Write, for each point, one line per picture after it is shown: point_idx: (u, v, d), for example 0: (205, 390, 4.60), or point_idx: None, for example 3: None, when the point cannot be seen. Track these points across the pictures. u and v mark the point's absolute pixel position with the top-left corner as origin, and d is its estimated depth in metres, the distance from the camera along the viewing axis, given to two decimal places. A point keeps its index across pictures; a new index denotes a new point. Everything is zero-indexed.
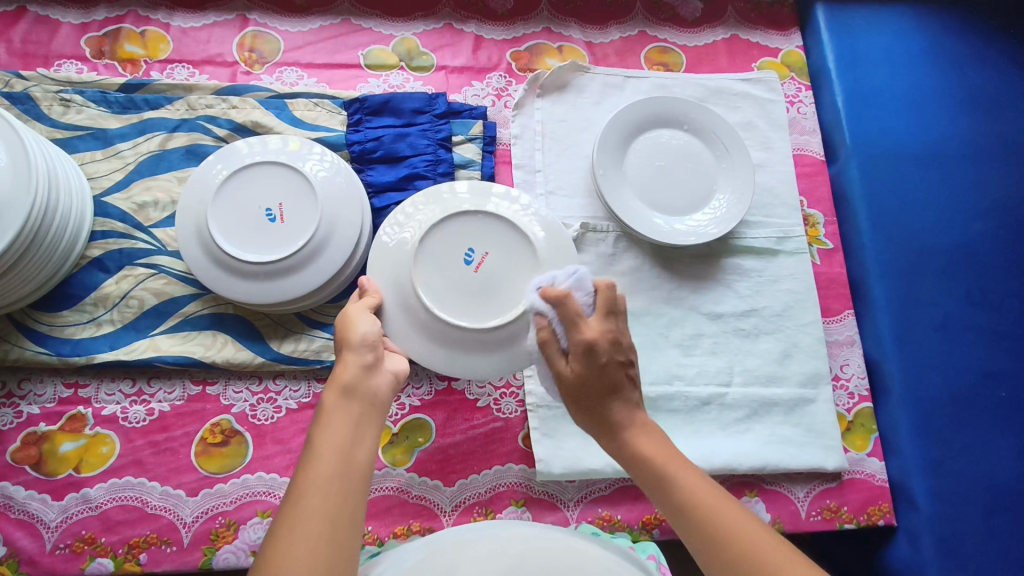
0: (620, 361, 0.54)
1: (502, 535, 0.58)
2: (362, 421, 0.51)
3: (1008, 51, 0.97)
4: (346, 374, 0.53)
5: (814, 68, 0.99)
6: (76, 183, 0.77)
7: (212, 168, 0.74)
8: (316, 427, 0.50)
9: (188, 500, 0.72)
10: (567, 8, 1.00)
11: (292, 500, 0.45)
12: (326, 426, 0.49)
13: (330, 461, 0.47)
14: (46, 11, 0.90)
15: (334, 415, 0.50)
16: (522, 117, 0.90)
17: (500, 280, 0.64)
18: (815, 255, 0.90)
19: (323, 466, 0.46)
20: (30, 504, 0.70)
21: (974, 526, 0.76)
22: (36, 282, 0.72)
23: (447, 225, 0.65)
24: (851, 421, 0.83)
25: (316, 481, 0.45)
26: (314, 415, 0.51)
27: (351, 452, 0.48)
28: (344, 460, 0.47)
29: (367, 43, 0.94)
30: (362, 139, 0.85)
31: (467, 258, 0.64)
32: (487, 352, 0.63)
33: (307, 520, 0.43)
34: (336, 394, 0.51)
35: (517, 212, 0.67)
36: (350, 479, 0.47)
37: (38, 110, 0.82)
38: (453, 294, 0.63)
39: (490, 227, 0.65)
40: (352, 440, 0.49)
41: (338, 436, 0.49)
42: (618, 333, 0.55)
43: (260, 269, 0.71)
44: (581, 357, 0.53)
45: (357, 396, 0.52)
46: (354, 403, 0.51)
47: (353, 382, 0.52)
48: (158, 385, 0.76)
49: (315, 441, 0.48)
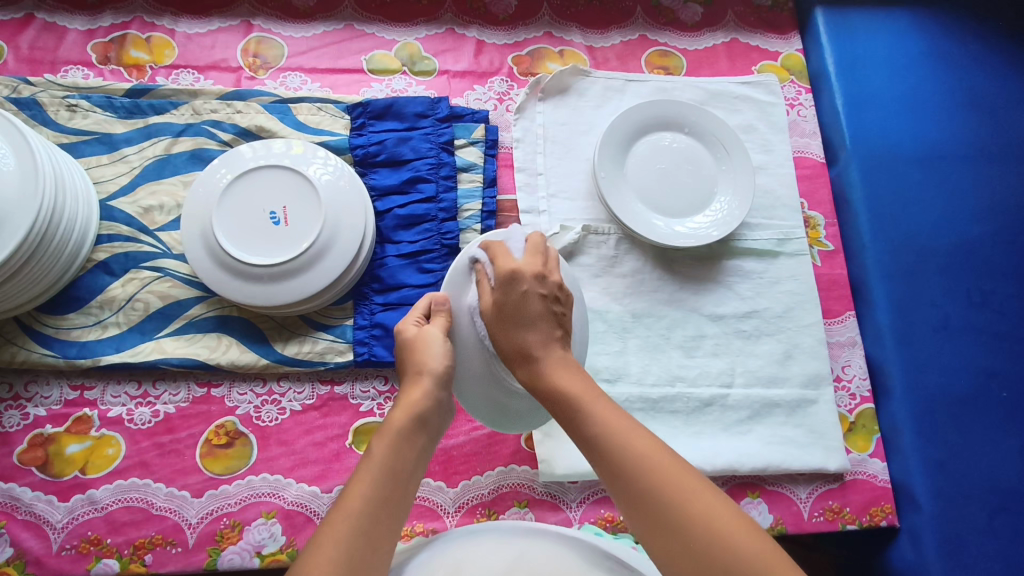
0: (541, 295, 0.57)
1: (496, 541, 0.58)
2: (418, 453, 0.53)
3: (1006, 53, 0.98)
4: (422, 401, 0.54)
5: (814, 71, 1.00)
6: (82, 188, 0.77)
7: (217, 173, 0.75)
8: (379, 442, 0.52)
9: (193, 501, 0.72)
10: (568, 13, 1.01)
11: (341, 508, 0.47)
12: (390, 446, 0.51)
13: (386, 483, 0.49)
14: (53, 17, 0.91)
15: (400, 438, 0.52)
16: (524, 120, 0.91)
17: None
18: (816, 256, 0.90)
19: (380, 486, 0.49)
20: (36, 505, 0.71)
21: (976, 526, 0.76)
22: (43, 285, 0.73)
23: None
24: (853, 421, 0.83)
25: (369, 499, 0.48)
26: (379, 429, 0.53)
27: (405, 480, 0.51)
28: (398, 486, 0.50)
29: (370, 48, 0.95)
30: (366, 143, 0.86)
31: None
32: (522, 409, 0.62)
33: (352, 531, 0.45)
34: (407, 418, 0.53)
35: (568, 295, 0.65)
36: (397, 506, 0.49)
37: (45, 116, 0.83)
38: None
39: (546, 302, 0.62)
40: (409, 469, 0.52)
41: (398, 460, 0.51)
42: (538, 268, 0.58)
43: (265, 272, 0.72)
44: (504, 284, 0.57)
45: (424, 427, 0.54)
46: (419, 434, 0.54)
47: (424, 412, 0.55)
48: (164, 387, 0.77)
49: (376, 457, 0.50)
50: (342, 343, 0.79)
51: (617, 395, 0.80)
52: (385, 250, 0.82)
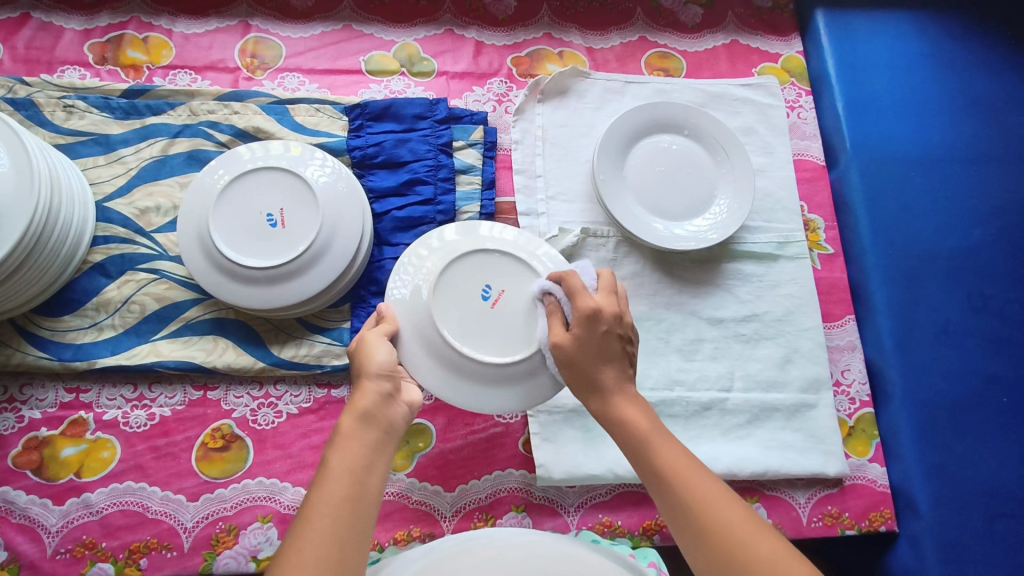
0: (618, 334, 0.56)
1: (512, 531, 0.59)
2: (377, 447, 0.51)
3: (1007, 55, 0.98)
4: (363, 400, 0.52)
5: (814, 73, 1.00)
6: (78, 188, 0.77)
7: (215, 173, 0.75)
8: (330, 449, 0.50)
9: (189, 505, 0.72)
10: (568, 14, 1.01)
11: (302, 521, 0.45)
12: (342, 450, 0.49)
13: (343, 485, 0.47)
14: (49, 17, 0.91)
15: (351, 440, 0.50)
16: (523, 122, 0.90)
17: (515, 321, 0.62)
18: (816, 260, 0.90)
19: (342, 490, 0.46)
20: (31, 509, 0.70)
21: (975, 531, 0.76)
22: (38, 287, 0.73)
23: (470, 258, 0.63)
24: (853, 426, 0.83)
25: (327, 506, 0.45)
26: (330, 437, 0.51)
27: (365, 477, 0.48)
28: (358, 484, 0.47)
29: (369, 49, 0.95)
30: (364, 144, 0.86)
31: (483, 291, 0.62)
32: (525, 382, 0.62)
33: (314, 540, 0.43)
34: (353, 419, 0.51)
35: (545, 257, 0.65)
36: (361, 502, 0.47)
37: (41, 116, 0.83)
38: (473, 330, 0.61)
39: (510, 263, 0.63)
40: (366, 466, 0.49)
41: (352, 460, 0.49)
42: (619, 308, 0.57)
43: (261, 274, 0.72)
44: (581, 322, 0.55)
45: (375, 424, 0.51)
46: (371, 429, 0.51)
47: (371, 409, 0.52)
48: (160, 390, 0.77)
49: (328, 463, 0.48)
50: (339, 346, 0.78)
51: None
52: (382, 252, 0.82)
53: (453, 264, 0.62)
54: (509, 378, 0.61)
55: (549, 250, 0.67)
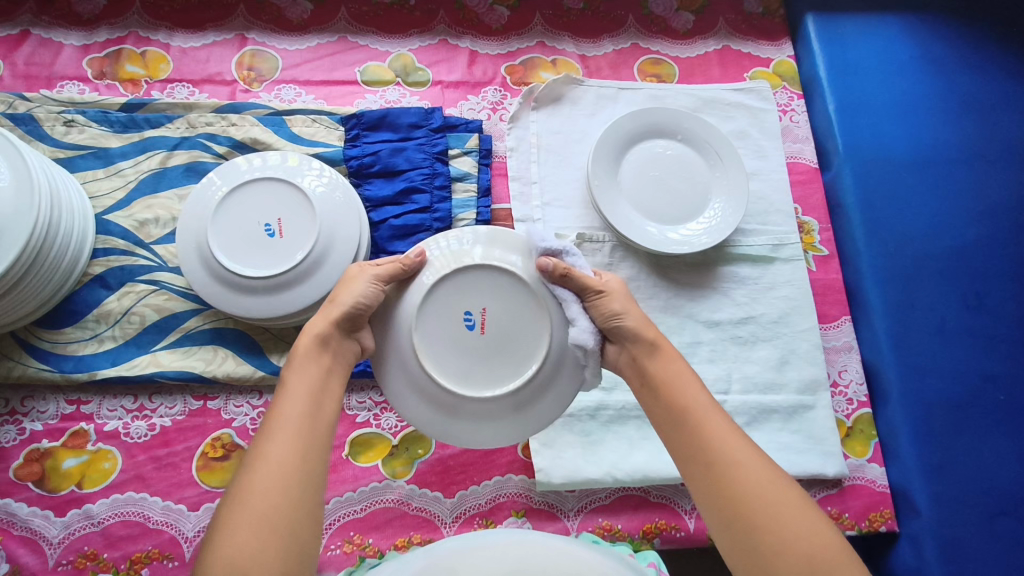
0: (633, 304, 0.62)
1: (518, 532, 0.59)
2: (331, 366, 0.56)
3: (998, 56, 0.98)
4: (325, 325, 0.57)
5: (804, 77, 1.01)
6: (77, 200, 0.78)
7: (213, 185, 0.75)
8: (289, 372, 0.55)
9: (190, 514, 0.72)
10: (560, 22, 1.02)
11: (264, 435, 0.50)
12: (298, 373, 0.54)
13: (302, 404, 0.52)
14: (49, 34, 0.92)
15: (307, 363, 0.55)
16: (518, 129, 0.91)
17: (465, 362, 0.59)
18: (811, 262, 0.91)
19: (301, 409, 0.52)
20: (33, 520, 0.71)
21: (976, 530, 0.76)
22: (40, 299, 0.73)
23: (522, 322, 0.59)
24: (851, 426, 0.84)
25: (288, 420, 0.50)
26: (287, 360, 0.56)
27: (320, 397, 0.54)
28: (314, 402, 0.53)
29: (364, 60, 0.96)
30: (360, 154, 0.86)
31: (465, 323, 0.59)
32: (410, 386, 0.60)
33: (283, 451, 0.48)
34: (309, 344, 0.56)
35: (551, 399, 0.60)
36: (320, 417, 0.52)
37: (41, 131, 0.84)
38: (457, 359, 0.59)
39: (525, 356, 0.59)
40: (322, 388, 0.54)
41: (308, 381, 0.54)
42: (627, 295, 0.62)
43: (260, 284, 0.72)
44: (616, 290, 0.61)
45: (328, 349, 0.57)
46: (325, 354, 0.56)
47: (326, 334, 0.57)
48: (160, 400, 0.77)
49: (286, 385, 0.53)
50: None
51: (614, 402, 0.80)
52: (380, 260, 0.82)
53: (513, 301, 0.59)
54: (531, 398, 0.59)
55: (548, 401, 0.60)
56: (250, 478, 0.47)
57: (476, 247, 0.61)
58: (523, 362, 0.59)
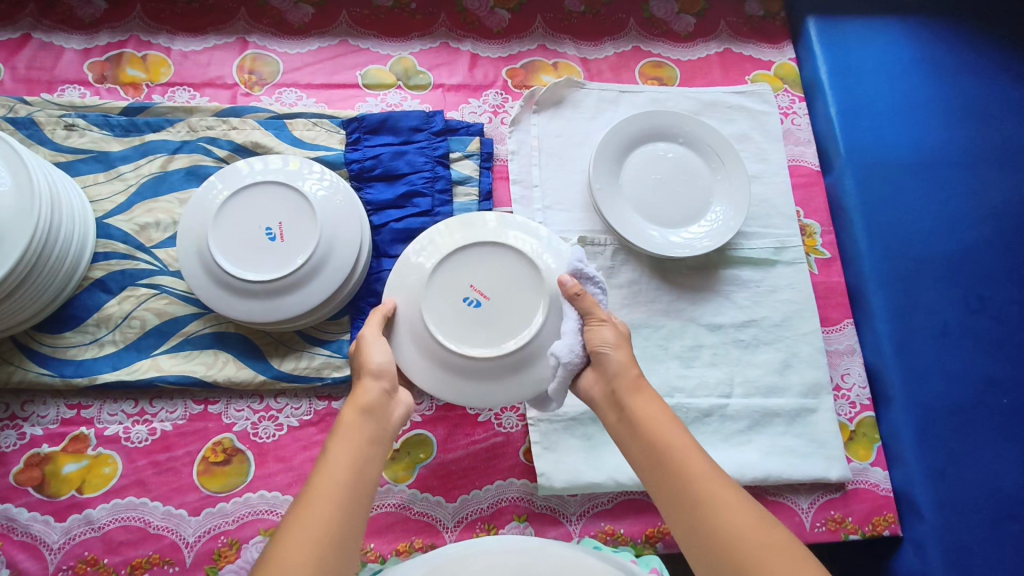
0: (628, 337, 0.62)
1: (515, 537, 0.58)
2: (378, 438, 0.55)
3: (999, 59, 0.98)
4: (366, 395, 0.57)
5: (805, 80, 1.01)
6: (78, 205, 0.77)
7: (213, 188, 0.75)
8: (333, 438, 0.54)
9: (191, 519, 0.72)
10: (561, 25, 1.02)
11: (302, 504, 0.49)
12: (342, 442, 0.53)
13: (344, 475, 0.51)
14: (49, 37, 0.92)
15: (351, 431, 0.54)
16: (519, 132, 0.91)
17: (465, 326, 0.62)
18: (813, 265, 0.90)
19: (343, 482, 0.50)
20: (33, 526, 0.70)
21: (979, 534, 0.75)
22: (40, 304, 0.73)
23: (523, 294, 0.62)
24: (854, 430, 0.83)
25: (327, 492, 0.49)
26: (332, 427, 0.55)
27: (362, 468, 0.52)
28: (356, 474, 0.51)
29: (365, 63, 0.96)
30: (361, 158, 0.86)
31: (467, 299, 0.63)
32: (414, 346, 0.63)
33: (319, 527, 0.47)
34: (355, 412, 0.56)
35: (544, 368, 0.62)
36: (360, 493, 0.51)
37: (42, 135, 0.84)
38: (459, 323, 0.62)
39: (522, 325, 0.62)
40: (365, 456, 0.53)
41: (351, 450, 0.53)
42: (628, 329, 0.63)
43: (262, 288, 0.72)
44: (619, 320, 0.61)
45: (372, 417, 0.56)
46: (371, 423, 0.55)
47: (371, 404, 0.56)
48: (161, 405, 0.77)
49: (330, 453, 0.52)
50: (339, 358, 0.78)
51: None
52: (382, 264, 0.82)
53: (516, 275, 0.63)
54: (525, 364, 0.62)
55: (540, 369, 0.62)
56: (281, 551, 0.46)
57: (488, 227, 0.66)
58: (516, 333, 0.62)
